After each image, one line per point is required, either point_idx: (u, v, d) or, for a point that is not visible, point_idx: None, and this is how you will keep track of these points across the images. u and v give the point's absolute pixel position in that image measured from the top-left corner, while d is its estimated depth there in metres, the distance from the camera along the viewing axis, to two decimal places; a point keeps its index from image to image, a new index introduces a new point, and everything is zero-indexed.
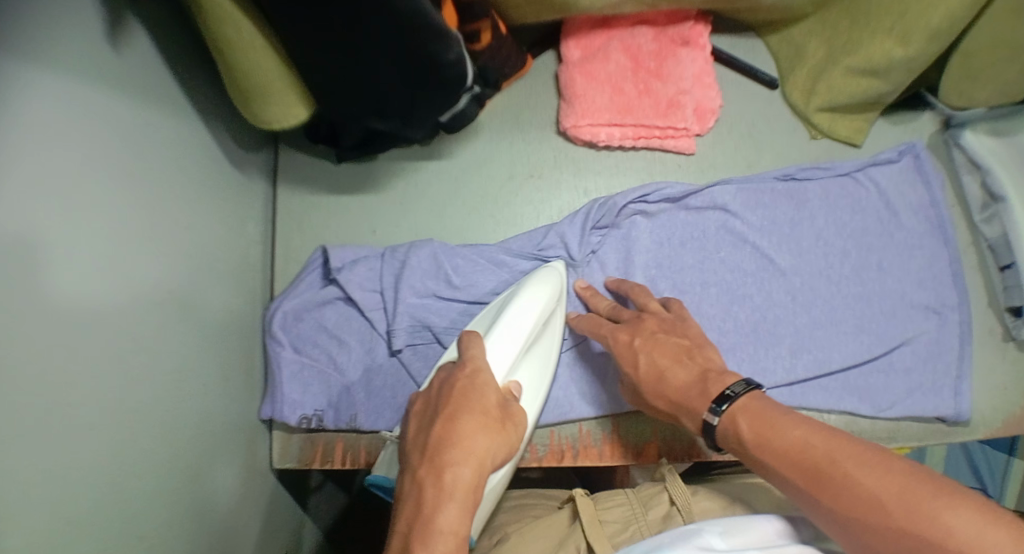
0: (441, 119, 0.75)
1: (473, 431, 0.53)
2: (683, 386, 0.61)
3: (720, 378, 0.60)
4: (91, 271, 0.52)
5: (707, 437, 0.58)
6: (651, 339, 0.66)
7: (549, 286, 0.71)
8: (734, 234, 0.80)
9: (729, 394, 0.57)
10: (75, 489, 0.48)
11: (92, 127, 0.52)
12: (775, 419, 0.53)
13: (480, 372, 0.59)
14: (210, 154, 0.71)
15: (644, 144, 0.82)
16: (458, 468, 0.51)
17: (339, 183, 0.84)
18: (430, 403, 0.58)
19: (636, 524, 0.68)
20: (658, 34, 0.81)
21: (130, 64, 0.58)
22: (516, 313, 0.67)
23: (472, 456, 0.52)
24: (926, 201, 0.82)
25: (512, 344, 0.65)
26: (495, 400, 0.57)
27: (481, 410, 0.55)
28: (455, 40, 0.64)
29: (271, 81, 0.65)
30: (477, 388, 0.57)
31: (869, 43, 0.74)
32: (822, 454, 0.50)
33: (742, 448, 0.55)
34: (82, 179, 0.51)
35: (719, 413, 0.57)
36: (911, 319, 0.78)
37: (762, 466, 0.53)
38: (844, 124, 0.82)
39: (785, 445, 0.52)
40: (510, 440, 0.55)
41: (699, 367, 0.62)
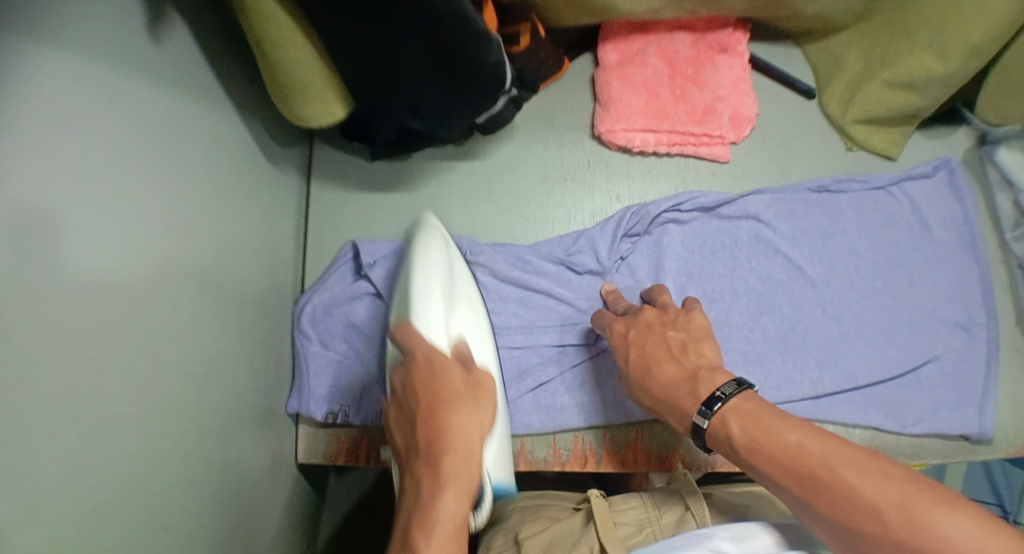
0: (477, 120, 0.74)
1: (456, 421, 0.53)
2: (670, 383, 0.61)
3: (711, 377, 0.59)
4: (126, 265, 0.52)
5: (698, 437, 0.58)
6: (645, 333, 0.67)
7: (432, 240, 0.68)
8: (766, 244, 0.79)
9: (720, 395, 0.56)
10: (101, 483, 0.49)
11: (130, 123, 0.52)
12: (769, 423, 0.53)
13: (433, 356, 0.58)
14: (245, 148, 0.71)
15: (679, 151, 0.81)
16: (451, 455, 0.52)
17: (372, 180, 0.84)
18: (402, 399, 0.57)
19: (649, 527, 0.68)
20: (696, 40, 0.80)
21: (168, 57, 0.58)
22: (420, 274, 0.64)
23: (464, 445, 0.53)
24: (958, 217, 0.82)
25: (440, 304, 0.62)
26: (459, 377, 0.57)
27: (453, 396, 0.55)
28: (496, 43, 0.63)
29: (309, 78, 0.65)
30: (442, 372, 0.56)
31: (908, 57, 0.74)
32: (819, 460, 0.49)
33: (735, 453, 0.54)
34: (123, 173, 0.51)
35: (709, 415, 0.56)
36: (940, 336, 0.78)
37: (757, 470, 0.53)
38: (880, 137, 0.82)
39: (778, 450, 0.51)
40: (489, 411, 0.56)
41: (690, 366, 0.61)
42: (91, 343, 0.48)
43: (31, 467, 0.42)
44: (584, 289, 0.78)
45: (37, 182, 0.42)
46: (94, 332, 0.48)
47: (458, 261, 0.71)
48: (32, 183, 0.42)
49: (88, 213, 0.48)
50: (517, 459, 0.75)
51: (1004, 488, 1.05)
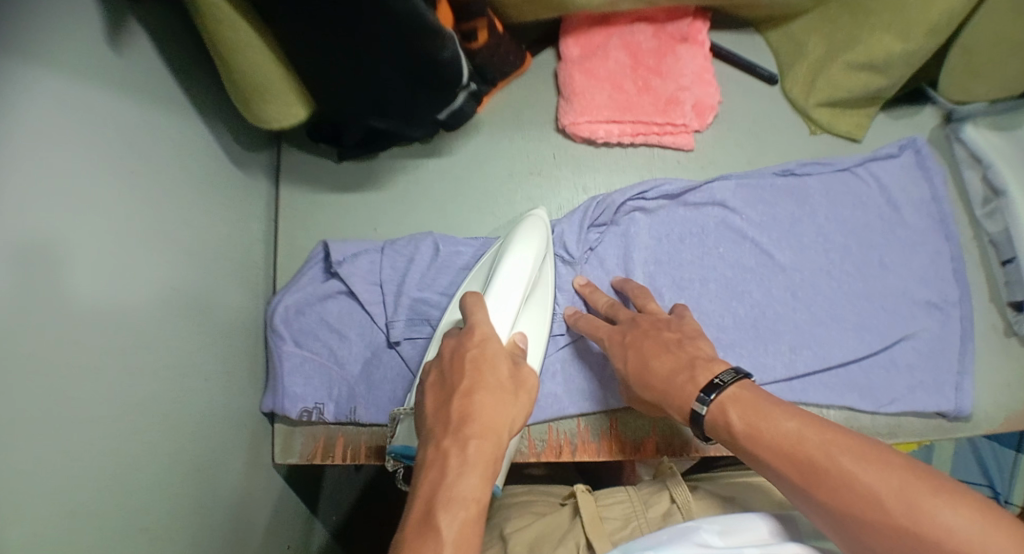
0: (439, 116, 0.75)
1: (490, 406, 0.53)
2: (667, 374, 0.62)
3: (708, 365, 0.60)
4: (94, 268, 0.52)
5: (697, 427, 0.58)
6: (643, 335, 0.66)
7: (536, 240, 0.72)
8: (733, 230, 0.80)
9: (718, 382, 0.57)
10: (76, 485, 0.49)
11: (93, 128, 0.53)
12: (768, 411, 0.53)
13: (488, 339, 0.59)
14: (212, 151, 0.72)
15: (644, 141, 0.82)
16: (480, 438, 0.51)
17: (341, 182, 0.85)
18: (443, 373, 0.57)
19: (635, 521, 0.68)
20: (658, 31, 0.81)
21: (129, 63, 0.59)
22: (511, 264, 0.69)
23: (496, 430, 0.52)
24: (927, 196, 0.82)
25: (512, 300, 0.66)
26: (506, 368, 0.57)
27: (496, 382, 0.55)
28: (451, 39, 0.64)
29: (269, 81, 0.66)
30: (488, 358, 0.57)
31: (868, 38, 0.74)
32: (818, 448, 0.50)
33: (734, 440, 0.55)
34: (87, 175, 0.52)
35: (707, 402, 0.57)
36: (912, 316, 0.78)
37: (754, 458, 0.53)
38: (844, 120, 0.82)
39: (779, 438, 0.52)
40: (522, 410, 0.56)
41: (686, 355, 0.62)
42: (61, 344, 0.48)
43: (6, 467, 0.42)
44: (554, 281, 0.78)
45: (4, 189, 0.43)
46: (65, 334, 0.49)
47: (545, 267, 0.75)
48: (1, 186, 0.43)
49: (54, 218, 0.48)
50: None
51: (994, 469, 1.05)
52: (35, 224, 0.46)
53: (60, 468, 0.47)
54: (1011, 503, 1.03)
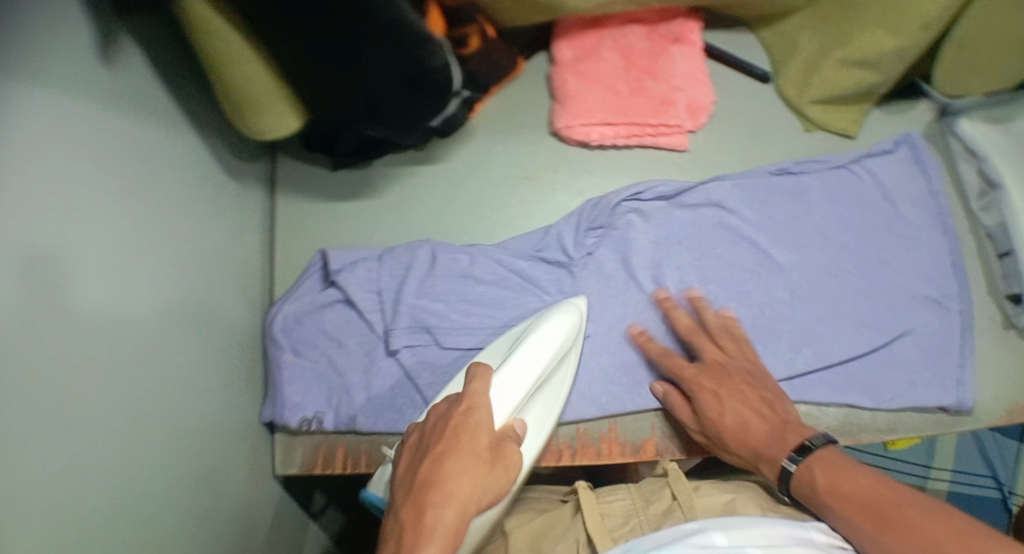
0: (431, 124, 0.74)
1: (454, 475, 0.53)
2: (764, 435, 0.66)
3: (800, 430, 0.66)
4: (91, 287, 0.52)
5: (783, 483, 0.63)
6: (734, 390, 0.69)
7: (562, 332, 0.70)
8: (731, 231, 0.79)
9: (808, 445, 0.63)
10: (77, 504, 0.48)
11: (86, 147, 0.52)
12: (847, 468, 0.60)
13: (475, 407, 0.58)
14: (205, 164, 0.71)
15: (638, 142, 0.81)
16: (440, 510, 0.51)
17: (335, 191, 0.84)
18: (425, 437, 0.57)
19: (636, 518, 0.68)
20: (650, 32, 0.80)
21: (118, 79, 0.58)
22: (532, 345, 0.68)
23: (465, 498, 0.52)
24: (924, 191, 0.82)
25: (521, 384, 0.65)
26: (486, 438, 0.56)
27: (471, 450, 0.55)
28: (440, 47, 0.64)
29: (263, 92, 0.66)
30: (470, 426, 0.57)
31: (863, 33, 0.75)
32: (892, 503, 0.57)
33: (816, 495, 0.60)
34: (86, 189, 0.52)
35: (797, 461, 0.62)
36: (911, 311, 0.78)
37: (833, 510, 0.59)
38: (840, 117, 0.82)
39: (859, 490, 0.58)
40: (498, 484, 0.54)
41: (778, 419, 0.67)
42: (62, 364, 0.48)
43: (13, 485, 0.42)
44: (551, 284, 0.78)
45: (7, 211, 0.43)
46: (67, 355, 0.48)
47: (568, 359, 0.73)
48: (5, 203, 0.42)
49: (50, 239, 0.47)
50: None
51: (997, 460, 1.05)
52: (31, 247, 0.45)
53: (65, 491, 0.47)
54: (1015, 494, 1.03)
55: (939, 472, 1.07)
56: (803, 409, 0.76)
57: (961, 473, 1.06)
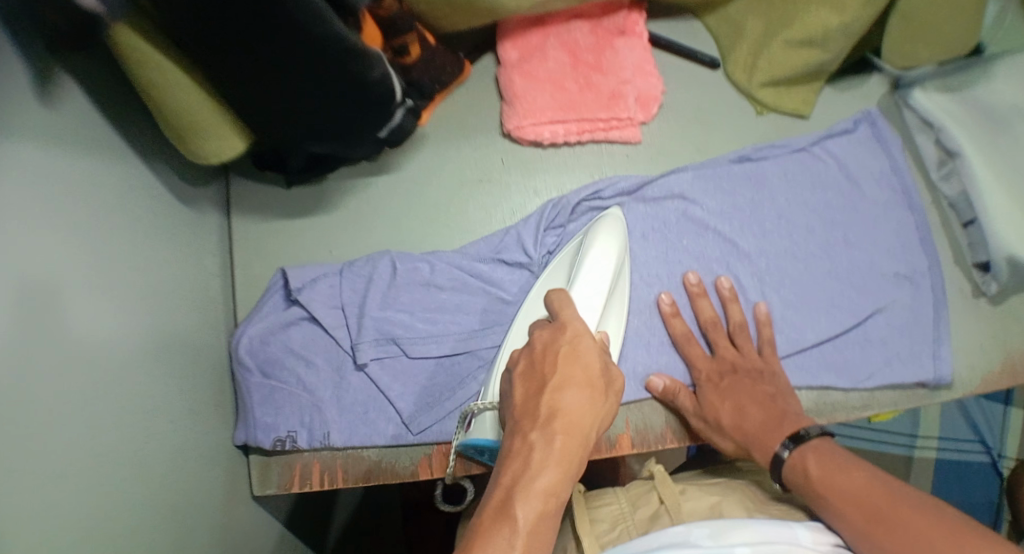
0: (380, 134, 0.74)
1: (575, 406, 0.51)
2: (760, 423, 0.69)
3: (796, 420, 0.69)
4: (52, 326, 0.51)
5: (774, 470, 0.66)
6: (740, 386, 0.72)
7: (614, 242, 0.72)
8: (695, 222, 0.78)
9: (803, 433, 0.66)
10: (50, 546, 0.48)
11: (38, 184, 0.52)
12: (842, 462, 0.62)
13: (581, 336, 0.56)
14: (155, 192, 0.71)
15: (591, 138, 0.80)
16: (562, 440, 0.50)
17: (292, 208, 0.83)
18: (534, 364, 0.55)
19: (624, 523, 0.69)
20: (595, 27, 0.80)
21: (66, 115, 0.57)
22: (593, 264, 0.69)
23: (574, 427, 0.51)
24: (886, 167, 0.82)
25: (598, 295, 0.68)
26: (600, 363, 0.54)
27: (586, 379, 0.53)
28: (377, 58, 0.64)
29: (202, 117, 0.65)
30: (583, 352, 0.54)
31: (806, 13, 0.74)
32: (882, 495, 0.58)
33: (808, 483, 0.62)
34: (39, 225, 0.52)
35: (791, 447, 0.65)
36: (883, 289, 0.79)
37: (823, 498, 0.60)
38: (790, 98, 0.81)
39: (851, 479, 0.60)
40: (611, 410, 0.54)
41: (777, 411, 0.70)
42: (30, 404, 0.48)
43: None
44: (514, 286, 0.78)
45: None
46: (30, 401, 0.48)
47: (626, 272, 0.74)
48: None
49: (6, 283, 0.47)
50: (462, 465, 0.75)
51: (984, 425, 1.05)
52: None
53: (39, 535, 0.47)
54: (1004, 457, 1.03)
55: (927, 440, 1.06)
56: None
57: (948, 440, 1.05)
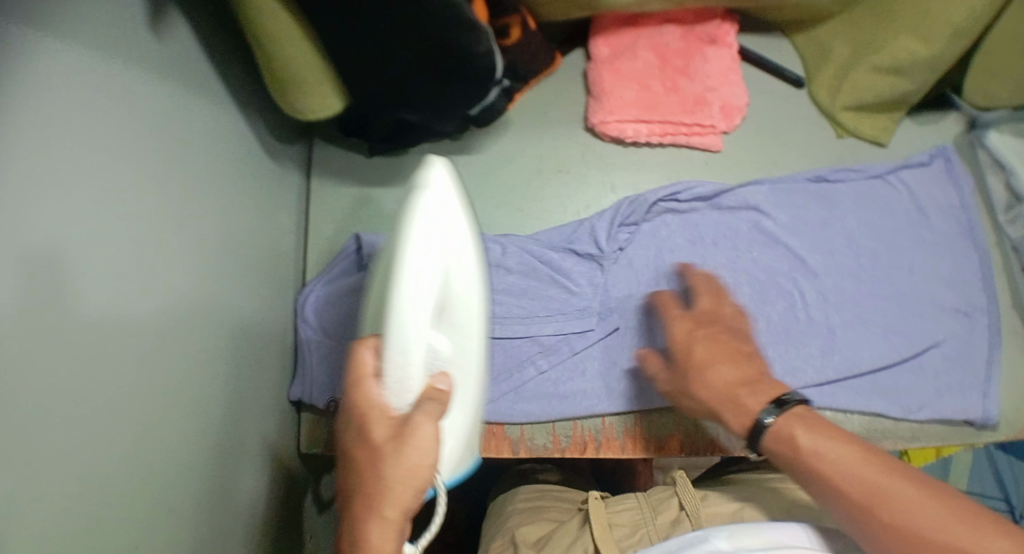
0: (471, 111, 0.75)
1: (378, 488, 0.48)
2: (728, 383, 0.60)
3: (776, 383, 0.60)
4: (147, 251, 0.52)
5: (755, 439, 0.58)
6: (712, 339, 0.64)
7: (437, 198, 0.50)
8: (765, 235, 0.80)
9: (784, 399, 0.57)
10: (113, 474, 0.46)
11: (149, 110, 0.53)
12: (835, 434, 0.55)
13: (370, 389, 0.50)
14: (248, 142, 0.72)
15: (671, 141, 0.82)
16: (370, 526, 0.48)
17: (370, 177, 0.85)
18: (345, 421, 0.52)
19: (644, 528, 0.71)
20: (686, 33, 0.81)
21: (175, 48, 0.59)
22: (411, 279, 0.48)
23: (389, 492, 0.47)
24: (955, 203, 0.83)
25: (429, 264, 0.49)
26: (387, 423, 0.49)
27: (381, 449, 0.48)
28: (485, 32, 0.64)
29: (305, 72, 0.66)
30: (373, 412, 0.49)
31: (895, 41, 0.76)
32: (883, 475, 0.52)
33: (796, 455, 0.55)
34: (146, 154, 0.52)
35: (778, 412, 0.57)
36: (940, 322, 0.79)
37: (815, 474, 0.54)
38: (870, 124, 0.82)
39: (854, 461, 0.53)
40: (422, 464, 0.48)
41: (754, 372, 0.61)
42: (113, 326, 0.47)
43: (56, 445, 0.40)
44: (583, 277, 0.78)
45: (77, 162, 0.43)
46: (112, 316, 0.47)
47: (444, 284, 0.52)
48: (72, 163, 0.43)
49: (116, 201, 0.48)
50: (517, 448, 0.75)
51: (1010, 482, 1.05)
52: (99, 212, 0.45)
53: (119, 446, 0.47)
54: None
55: None
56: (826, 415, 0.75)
57: (974, 493, 1.06)
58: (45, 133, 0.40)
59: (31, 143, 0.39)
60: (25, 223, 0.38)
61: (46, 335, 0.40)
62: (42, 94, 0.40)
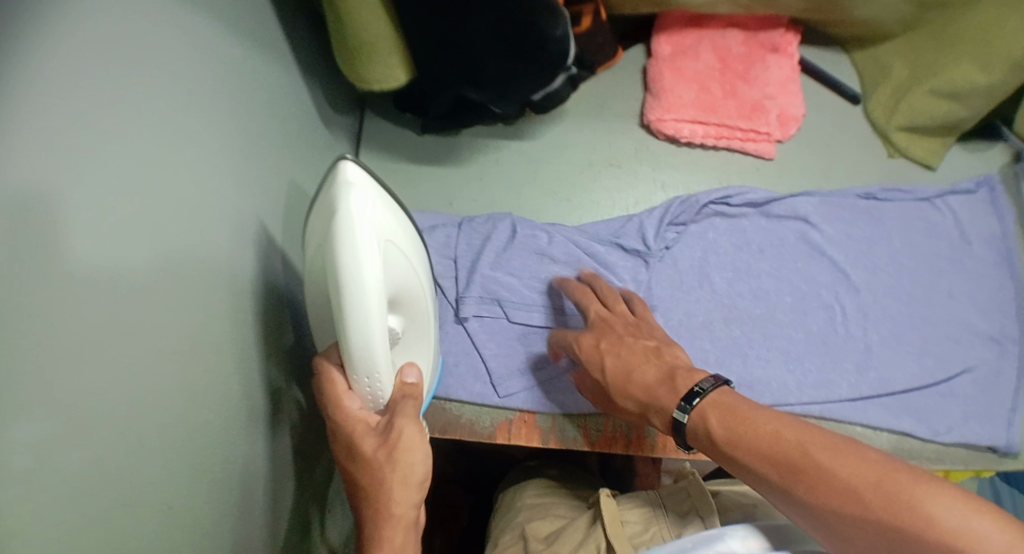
0: (533, 97, 0.75)
1: (382, 496, 0.52)
2: (649, 383, 0.62)
3: (689, 374, 0.60)
4: (204, 200, 0.50)
5: (680, 436, 0.59)
6: (619, 343, 0.66)
7: (371, 198, 0.51)
8: (812, 246, 0.80)
9: (699, 390, 0.57)
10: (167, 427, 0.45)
11: (216, 58, 0.52)
12: (747, 413, 0.54)
13: (349, 412, 0.55)
14: (306, 107, 0.72)
15: (726, 145, 0.82)
16: (383, 532, 0.52)
17: (420, 155, 0.84)
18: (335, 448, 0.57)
19: (655, 526, 0.68)
20: (748, 38, 0.82)
21: (246, 4, 0.58)
22: (358, 309, 0.49)
23: (393, 493, 0.52)
24: (996, 232, 0.83)
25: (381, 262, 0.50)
26: (373, 435, 0.54)
27: (374, 462, 0.53)
28: (565, 18, 0.64)
29: (376, 39, 0.65)
30: (356, 432, 0.54)
31: (955, 65, 0.76)
32: (795, 446, 0.51)
33: (714, 445, 0.55)
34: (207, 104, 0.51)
35: (689, 409, 0.57)
36: (973, 347, 0.78)
37: (735, 458, 0.53)
38: (921, 146, 0.83)
39: (763, 440, 0.52)
40: (417, 461, 0.53)
41: (666, 365, 0.62)
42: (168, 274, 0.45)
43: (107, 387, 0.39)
44: (628, 273, 0.77)
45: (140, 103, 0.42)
46: (171, 261, 0.46)
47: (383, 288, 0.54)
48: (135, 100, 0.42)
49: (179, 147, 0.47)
50: (548, 438, 0.73)
51: None
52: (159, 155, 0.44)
53: (183, 391, 0.47)
54: None
55: None
56: (856, 429, 0.74)
57: None
58: (111, 66, 0.39)
59: (95, 73, 0.38)
60: (89, 155, 0.37)
61: (115, 274, 0.39)
62: (108, 24, 0.39)
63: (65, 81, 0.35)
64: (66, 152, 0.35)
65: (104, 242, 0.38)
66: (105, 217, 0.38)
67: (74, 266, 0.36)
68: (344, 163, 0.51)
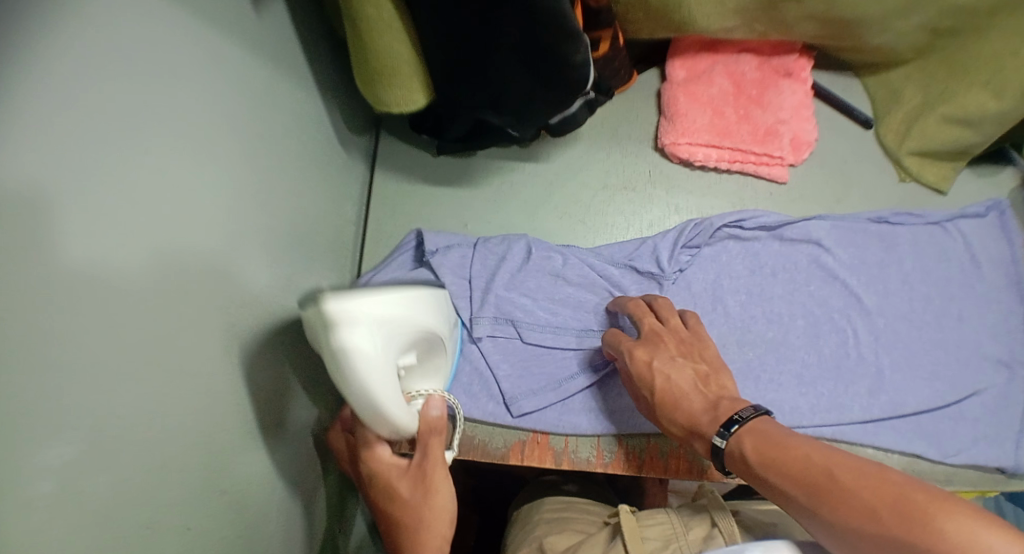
0: (550, 120, 0.76)
1: (418, 530, 0.58)
2: (696, 411, 0.62)
3: (734, 403, 0.61)
4: (217, 228, 0.51)
5: (716, 459, 0.59)
6: (670, 363, 0.65)
7: (366, 319, 0.49)
8: (824, 270, 0.80)
9: (737, 417, 0.58)
10: (175, 456, 0.45)
11: (227, 86, 0.53)
12: (778, 440, 0.54)
13: (380, 460, 0.60)
14: (324, 131, 0.73)
15: (739, 168, 0.84)
16: None
17: (436, 176, 0.85)
18: (370, 492, 0.62)
19: (675, 543, 0.67)
20: (762, 63, 0.83)
21: (264, 32, 0.59)
22: (396, 424, 0.54)
23: (430, 528, 0.58)
24: (1006, 255, 0.83)
25: (392, 369, 0.51)
26: (406, 480, 0.59)
27: (408, 501, 0.58)
28: (585, 42, 0.64)
29: (397, 65, 0.65)
30: (390, 476, 0.59)
31: (967, 92, 0.77)
32: (823, 471, 0.51)
33: (748, 470, 0.55)
34: (220, 134, 0.52)
35: (727, 436, 0.57)
36: (983, 371, 0.78)
37: (766, 483, 0.54)
38: (932, 170, 0.84)
39: (791, 462, 0.53)
40: (446, 498, 0.58)
41: (712, 396, 0.62)
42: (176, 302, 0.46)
43: (106, 417, 0.39)
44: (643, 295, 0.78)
45: (146, 139, 0.43)
46: (178, 288, 0.46)
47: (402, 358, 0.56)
48: (142, 136, 0.42)
49: (190, 178, 0.47)
50: (561, 459, 0.73)
51: None
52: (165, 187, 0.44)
53: (191, 419, 0.47)
54: None
55: None
56: (867, 451, 0.75)
57: None
58: (113, 103, 0.39)
59: (100, 109, 0.38)
60: (84, 192, 0.37)
61: (116, 302, 0.40)
62: (117, 65, 0.40)
63: (56, 122, 0.35)
64: (58, 189, 0.35)
65: (109, 275, 0.39)
66: (108, 249, 0.39)
67: (72, 294, 0.37)
68: (332, 308, 0.47)
